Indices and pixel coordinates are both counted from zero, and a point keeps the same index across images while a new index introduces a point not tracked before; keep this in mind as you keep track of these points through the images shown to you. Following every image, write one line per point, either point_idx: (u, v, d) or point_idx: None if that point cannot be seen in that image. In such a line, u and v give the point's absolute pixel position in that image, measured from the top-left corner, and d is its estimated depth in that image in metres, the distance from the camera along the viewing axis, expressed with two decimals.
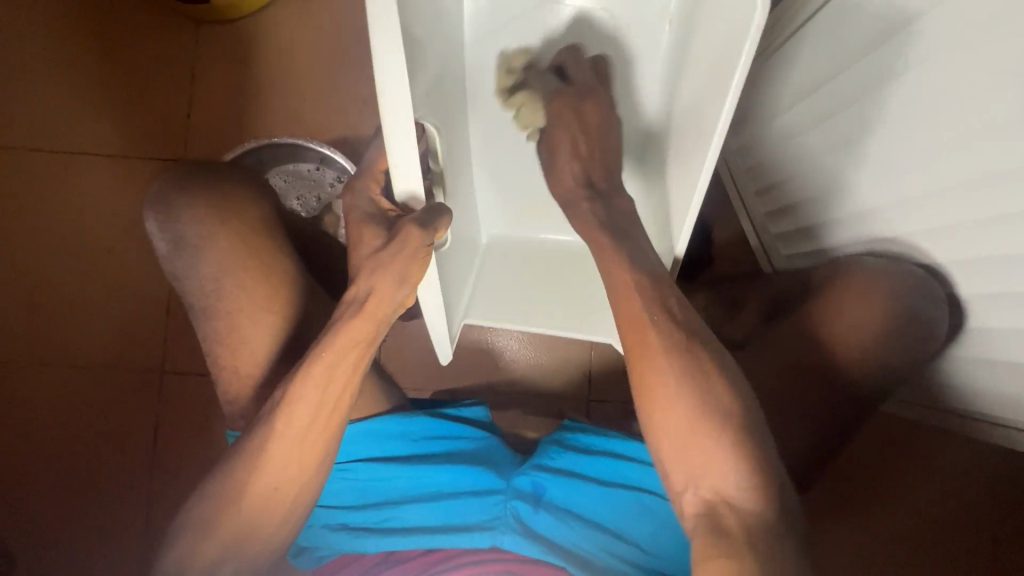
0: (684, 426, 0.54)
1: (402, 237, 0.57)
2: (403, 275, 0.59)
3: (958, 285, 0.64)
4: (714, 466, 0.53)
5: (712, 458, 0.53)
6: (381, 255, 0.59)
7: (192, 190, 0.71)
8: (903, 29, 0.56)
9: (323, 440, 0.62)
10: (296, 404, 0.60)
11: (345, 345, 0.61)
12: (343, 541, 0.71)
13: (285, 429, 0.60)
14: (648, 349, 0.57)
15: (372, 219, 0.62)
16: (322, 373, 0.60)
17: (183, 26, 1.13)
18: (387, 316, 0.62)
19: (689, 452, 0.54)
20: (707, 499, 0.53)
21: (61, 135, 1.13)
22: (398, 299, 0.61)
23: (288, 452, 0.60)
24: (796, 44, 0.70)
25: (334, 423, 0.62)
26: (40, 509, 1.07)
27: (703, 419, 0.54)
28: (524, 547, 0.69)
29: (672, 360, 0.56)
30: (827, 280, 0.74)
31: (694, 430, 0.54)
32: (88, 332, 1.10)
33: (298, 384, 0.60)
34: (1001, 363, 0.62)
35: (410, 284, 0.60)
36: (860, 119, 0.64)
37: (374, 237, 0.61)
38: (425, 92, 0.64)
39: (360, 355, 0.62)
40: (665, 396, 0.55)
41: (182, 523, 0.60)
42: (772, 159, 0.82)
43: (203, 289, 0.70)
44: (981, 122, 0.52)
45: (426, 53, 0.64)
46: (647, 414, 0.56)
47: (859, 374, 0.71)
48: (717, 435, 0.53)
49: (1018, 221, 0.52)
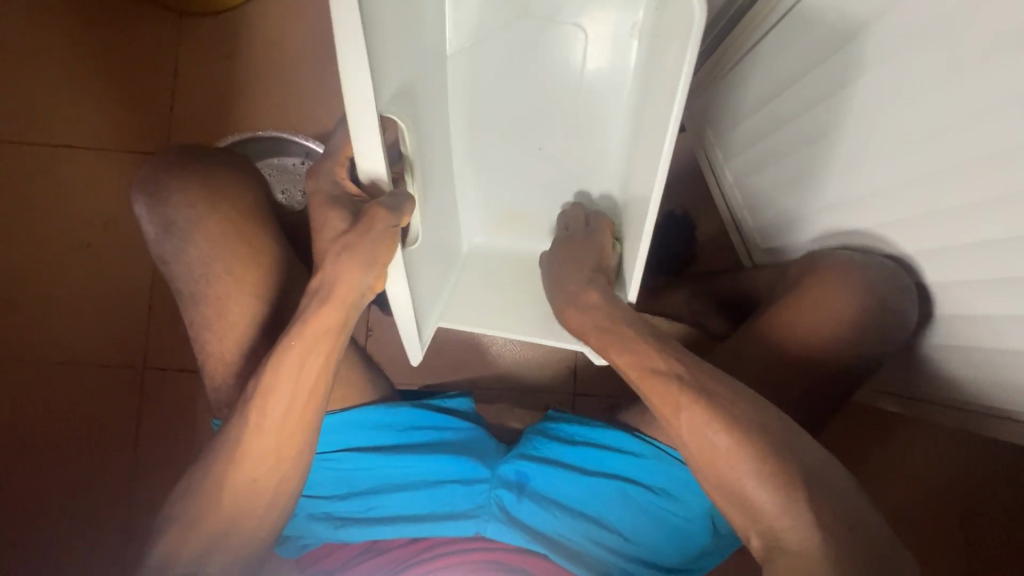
0: (720, 461, 0.55)
1: (368, 220, 0.58)
2: (372, 258, 0.59)
3: (927, 276, 0.67)
4: (755, 491, 0.53)
5: (751, 491, 0.54)
6: (350, 237, 0.59)
7: (183, 173, 0.70)
8: (863, 31, 0.58)
9: (300, 431, 0.62)
10: (269, 396, 0.60)
11: (315, 333, 0.61)
12: (326, 531, 0.72)
13: (261, 421, 0.60)
14: (668, 407, 0.59)
15: (338, 201, 0.62)
16: (293, 362, 0.60)
17: (166, 17, 1.13)
18: (355, 300, 0.62)
19: (735, 492, 0.55)
20: (766, 544, 0.53)
21: (43, 122, 1.11)
22: (368, 282, 0.61)
23: (268, 444, 0.60)
24: (768, 46, 0.72)
25: (308, 413, 0.62)
26: (22, 504, 1.05)
27: (736, 454, 0.55)
28: (507, 534, 0.71)
29: (697, 405, 0.57)
30: (803, 273, 0.76)
31: (729, 461, 0.55)
32: (68, 326, 1.09)
33: (269, 374, 0.60)
34: (973, 351, 0.65)
35: (379, 267, 0.60)
36: (831, 119, 0.66)
37: (339, 220, 0.61)
38: (394, 91, 0.66)
39: (332, 343, 0.62)
40: (699, 436, 0.57)
41: (169, 515, 0.60)
42: (750, 156, 0.84)
43: (193, 278, 0.69)
44: (944, 116, 0.53)
45: (393, 50, 0.64)
46: (689, 455, 0.58)
47: (833, 365, 0.73)
48: (752, 477, 0.54)
49: (980, 210, 0.55)
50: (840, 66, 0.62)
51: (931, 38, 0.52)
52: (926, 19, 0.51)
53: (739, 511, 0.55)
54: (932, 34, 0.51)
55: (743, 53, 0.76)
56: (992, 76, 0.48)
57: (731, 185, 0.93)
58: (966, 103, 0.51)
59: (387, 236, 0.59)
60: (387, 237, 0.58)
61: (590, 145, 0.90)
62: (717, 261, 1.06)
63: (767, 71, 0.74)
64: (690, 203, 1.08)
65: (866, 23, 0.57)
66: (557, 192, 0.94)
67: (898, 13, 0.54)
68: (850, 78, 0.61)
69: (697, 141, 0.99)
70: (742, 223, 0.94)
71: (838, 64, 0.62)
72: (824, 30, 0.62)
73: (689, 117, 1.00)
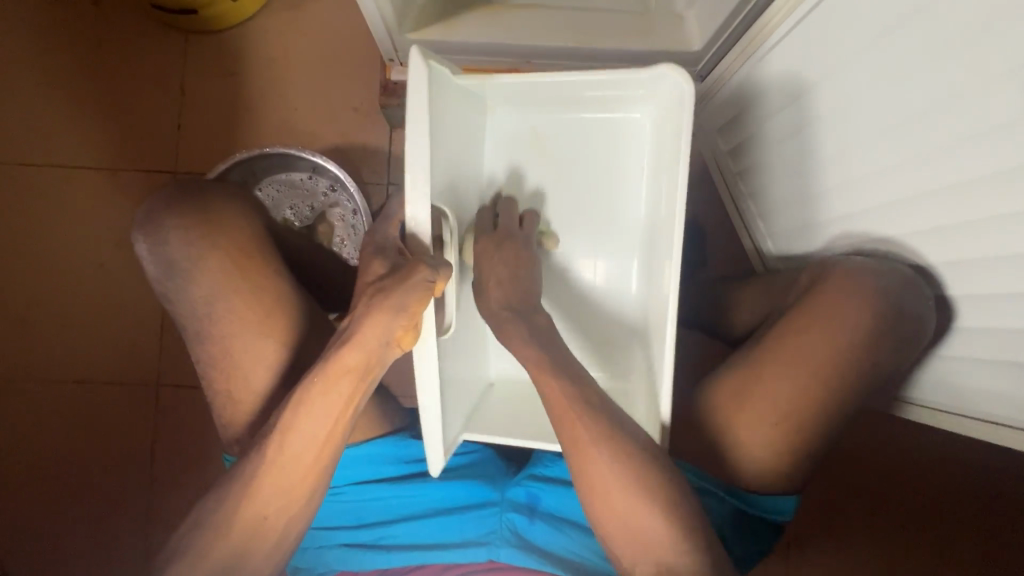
0: (622, 497, 0.57)
1: (405, 273, 0.58)
2: (403, 306, 0.58)
3: (948, 286, 0.65)
4: (658, 533, 0.55)
5: (654, 520, 0.56)
6: (390, 282, 0.59)
7: (182, 209, 0.69)
8: (866, 49, 0.57)
9: (318, 469, 0.61)
10: (290, 434, 0.60)
11: (338, 373, 0.60)
12: (339, 558, 0.71)
13: (277, 456, 0.60)
14: (582, 440, 0.59)
15: (383, 252, 0.64)
16: (313, 401, 0.60)
17: (172, 39, 1.13)
18: (378, 348, 0.60)
19: (634, 522, 0.56)
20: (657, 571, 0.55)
21: (53, 149, 1.12)
22: (393, 330, 0.59)
23: (280, 482, 0.60)
24: (767, 63, 0.71)
25: (328, 452, 0.62)
26: (43, 532, 1.06)
27: (644, 489, 0.57)
28: (522, 560, 0.69)
29: (609, 453, 0.58)
30: (815, 280, 0.75)
31: (639, 506, 0.56)
32: (84, 349, 1.10)
33: (290, 413, 0.60)
34: (993, 362, 0.63)
35: (409, 315, 0.58)
36: (841, 134, 0.65)
37: (380, 267, 0.63)
38: (442, 170, 0.70)
39: (355, 383, 0.61)
40: (602, 470, 0.57)
41: (174, 549, 0.59)
42: (763, 166, 0.83)
43: (195, 311, 0.69)
44: (956, 131, 0.52)
45: (441, 131, 0.68)
46: (588, 498, 0.58)
47: (853, 378, 0.69)
48: (660, 506, 0.56)
49: (1007, 223, 0.52)
50: (844, 86, 0.62)
51: (930, 62, 0.51)
52: (928, 39, 0.50)
53: (625, 534, 0.57)
54: (937, 54, 0.50)
55: (744, 66, 0.76)
56: (1001, 94, 0.47)
57: (744, 192, 0.92)
58: (972, 118, 0.50)
59: (422, 290, 0.58)
60: (418, 290, 0.57)
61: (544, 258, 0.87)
62: (729, 267, 1.05)
63: (767, 86, 0.73)
64: (699, 208, 1.07)
65: (866, 43, 0.56)
66: (586, 320, 0.88)
67: (895, 36, 0.53)
68: (857, 96, 0.61)
69: (709, 147, 0.98)
70: (755, 230, 0.93)
71: (844, 82, 0.61)
72: (822, 51, 0.62)
73: (699, 122, 0.98)
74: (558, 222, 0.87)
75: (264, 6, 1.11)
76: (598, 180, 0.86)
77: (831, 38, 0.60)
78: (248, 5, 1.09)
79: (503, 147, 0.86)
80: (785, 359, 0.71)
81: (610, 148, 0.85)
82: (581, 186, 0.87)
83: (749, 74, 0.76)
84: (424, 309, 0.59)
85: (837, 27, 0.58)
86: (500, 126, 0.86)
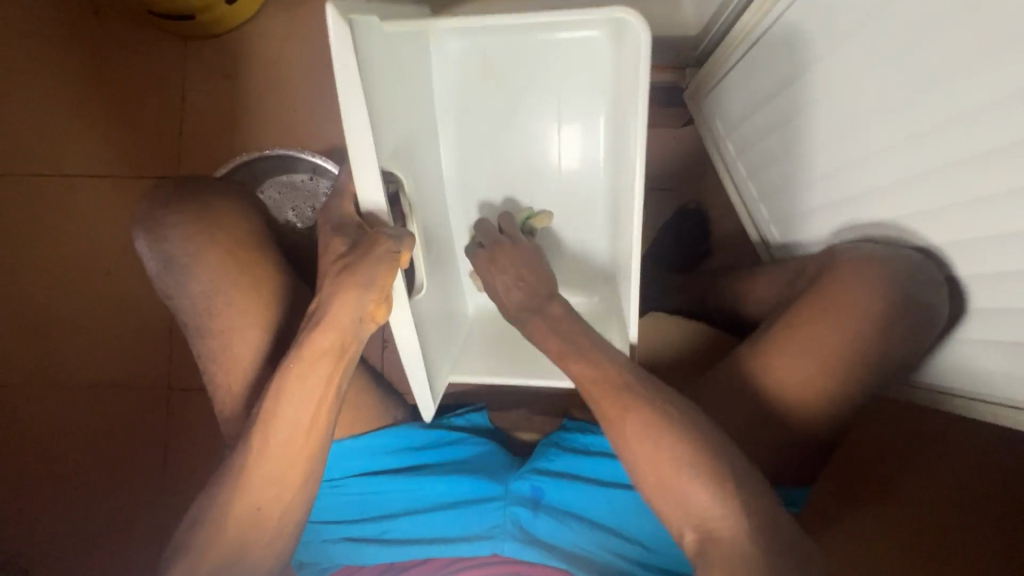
0: (661, 472, 0.54)
1: (368, 245, 0.58)
2: (371, 279, 0.57)
3: (957, 267, 0.63)
4: (696, 499, 0.52)
5: (691, 489, 0.53)
6: (353, 258, 0.58)
7: (178, 207, 0.70)
8: (861, 26, 0.58)
9: (305, 458, 0.61)
10: (272, 422, 0.60)
11: (315, 354, 0.59)
12: (343, 553, 0.71)
13: (264, 443, 0.60)
14: (612, 405, 0.57)
15: (342, 228, 0.61)
16: (295, 384, 0.59)
17: (172, 43, 1.14)
18: (353, 326, 0.59)
19: (673, 490, 0.53)
20: (699, 536, 0.52)
21: (57, 155, 1.14)
22: (363, 308, 0.58)
23: (268, 471, 0.60)
24: (766, 44, 0.73)
25: (313, 440, 0.61)
26: (57, 532, 1.08)
27: (681, 463, 0.53)
28: (525, 552, 0.68)
29: (643, 413, 0.55)
30: (822, 270, 0.73)
31: (676, 473, 0.53)
32: (93, 351, 1.11)
33: (271, 402, 0.59)
34: (1008, 346, 0.61)
35: (378, 288, 0.57)
36: (837, 112, 0.65)
37: (340, 244, 0.60)
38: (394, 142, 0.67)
39: (332, 365, 0.60)
40: (637, 438, 0.55)
41: (179, 542, 0.60)
42: (763, 149, 0.82)
43: (195, 308, 0.69)
44: (959, 100, 0.52)
45: (387, 100, 0.65)
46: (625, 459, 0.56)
47: (861, 365, 0.67)
48: (699, 475, 0.53)
49: (1018, 198, 0.51)
50: (840, 66, 0.62)
51: (927, 33, 0.51)
52: (923, 12, 0.51)
53: (672, 503, 0.54)
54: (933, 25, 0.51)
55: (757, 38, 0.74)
56: (1006, 62, 0.46)
57: (745, 178, 0.92)
58: (987, 88, 0.49)
59: (388, 261, 0.58)
60: (384, 261, 0.57)
61: (513, 177, 0.90)
62: (735, 255, 1.04)
63: (765, 69, 0.74)
64: (702, 197, 1.06)
65: (863, 19, 0.57)
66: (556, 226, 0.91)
67: (892, 12, 0.54)
68: (855, 74, 0.61)
69: (708, 135, 0.98)
70: (757, 216, 0.92)
71: (841, 60, 0.62)
72: (819, 31, 0.63)
73: (698, 110, 0.99)
74: (521, 136, 0.88)
75: (263, 6, 1.12)
76: (557, 99, 0.87)
77: (829, 16, 0.61)
78: (245, 8, 1.09)
79: (455, 78, 0.86)
80: (795, 342, 0.69)
81: (564, 64, 0.85)
82: (540, 105, 0.87)
83: (749, 57, 0.77)
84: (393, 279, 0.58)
85: (838, 7, 0.59)
86: (449, 57, 0.85)
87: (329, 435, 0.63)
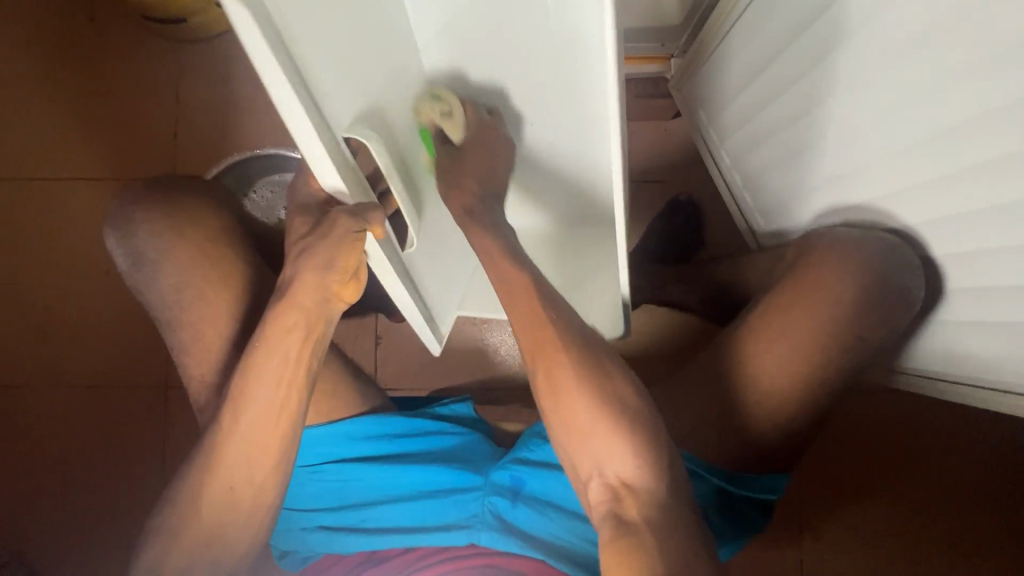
0: (582, 424, 0.56)
1: (329, 223, 0.58)
2: (333, 259, 0.59)
3: (932, 248, 0.63)
4: (617, 453, 0.54)
5: (612, 443, 0.55)
6: (312, 239, 0.60)
7: (149, 204, 0.71)
8: (834, 2, 0.57)
9: (278, 441, 0.62)
10: (243, 404, 0.61)
11: (281, 332, 0.61)
12: (321, 541, 0.72)
13: (233, 425, 0.61)
14: (543, 354, 0.59)
15: (308, 209, 0.63)
16: (262, 363, 0.60)
17: (160, 46, 1.15)
18: (319, 304, 0.61)
19: (593, 444, 0.55)
20: (613, 490, 0.54)
21: (46, 157, 1.15)
22: (328, 284, 0.61)
23: (239, 454, 0.61)
24: (744, 25, 0.72)
25: (285, 424, 0.62)
26: (51, 529, 1.08)
27: (607, 417, 0.55)
28: (502, 543, 0.68)
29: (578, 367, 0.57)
30: (800, 254, 0.72)
31: (601, 427, 0.55)
32: (88, 350, 1.13)
33: (241, 381, 0.61)
34: (985, 325, 0.60)
35: (339, 267, 0.60)
36: (816, 90, 0.64)
37: (304, 224, 0.62)
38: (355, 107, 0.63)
39: (301, 343, 0.62)
40: (568, 393, 0.56)
41: (154, 530, 0.61)
42: (745, 133, 0.82)
43: (167, 301, 0.70)
44: (933, 71, 0.51)
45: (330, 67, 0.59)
46: (551, 411, 0.58)
47: (837, 348, 0.67)
48: (622, 432, 0.55)
49: (996, 168, 0.50)
50: (817, 41, 0.61)
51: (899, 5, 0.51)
52: None
53: (587, 454, 0.56)
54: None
55: (735, 17, 0.73)
56: (974, 31, 0.46)
57: (729, 166, 0.91)
58: (956, 58, 0.49)
59: (350, 240, 0.58)
60: (347, 240, 0.58)
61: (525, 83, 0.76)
62: (726, 246, 1.04)
63: (744, 52, 0.74)
64: (691, 188, 1.06)
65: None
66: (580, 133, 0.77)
67: None
68: (832, 49, 0.60)
69: (693, 125, 0.98)
70: (743, 204, 0.92)
71: (818, 35, 0.61)
72: (795, 7, 0.62)
73: (682, 101, 0.99)
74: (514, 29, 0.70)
75: None
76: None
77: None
78: None
79: None
80: (773, 328, 0.69)
81: None
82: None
83: (728, 40, 0.77)
84: (354, 260, 0.60)
85: None
86: None
87: (301, 419, 0.63)
